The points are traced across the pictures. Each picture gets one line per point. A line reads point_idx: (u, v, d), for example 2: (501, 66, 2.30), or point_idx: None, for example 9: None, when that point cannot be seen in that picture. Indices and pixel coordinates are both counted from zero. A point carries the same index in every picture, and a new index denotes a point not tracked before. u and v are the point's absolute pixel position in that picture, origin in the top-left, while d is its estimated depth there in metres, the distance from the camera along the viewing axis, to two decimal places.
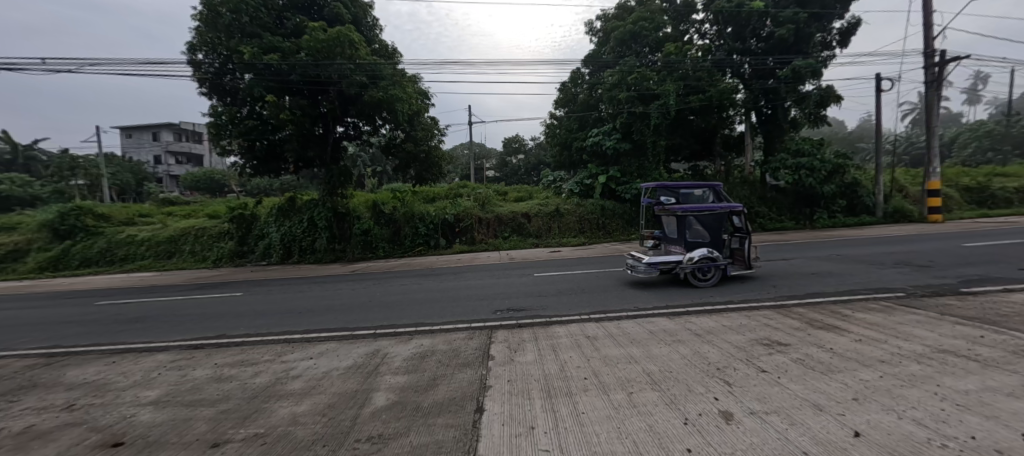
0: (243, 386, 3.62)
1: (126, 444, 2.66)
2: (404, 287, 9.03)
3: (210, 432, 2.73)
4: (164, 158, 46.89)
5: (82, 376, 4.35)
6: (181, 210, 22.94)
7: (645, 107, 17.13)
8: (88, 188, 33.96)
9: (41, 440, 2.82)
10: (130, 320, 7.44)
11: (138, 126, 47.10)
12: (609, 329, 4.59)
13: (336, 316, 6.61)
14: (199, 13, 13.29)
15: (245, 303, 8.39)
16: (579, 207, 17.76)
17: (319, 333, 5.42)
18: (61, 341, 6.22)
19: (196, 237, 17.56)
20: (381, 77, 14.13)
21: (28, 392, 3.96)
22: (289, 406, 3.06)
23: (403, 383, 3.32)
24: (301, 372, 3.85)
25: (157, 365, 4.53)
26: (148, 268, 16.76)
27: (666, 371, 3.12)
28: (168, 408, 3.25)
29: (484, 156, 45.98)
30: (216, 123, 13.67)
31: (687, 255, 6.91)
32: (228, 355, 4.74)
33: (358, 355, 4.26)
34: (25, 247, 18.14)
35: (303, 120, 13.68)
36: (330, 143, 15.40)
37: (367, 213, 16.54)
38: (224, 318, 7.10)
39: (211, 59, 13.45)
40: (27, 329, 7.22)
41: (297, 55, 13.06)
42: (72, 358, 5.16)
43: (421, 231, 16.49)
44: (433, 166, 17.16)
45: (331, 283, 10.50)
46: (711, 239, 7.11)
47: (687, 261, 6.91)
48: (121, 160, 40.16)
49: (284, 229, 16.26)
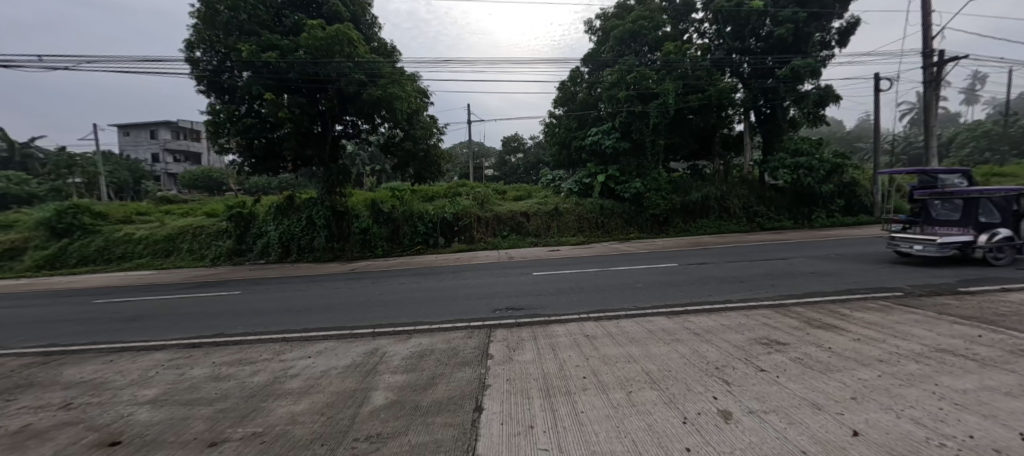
0: (241, 385, 3.62)
1: (123, 443, 2.65)
2: (403, 286, 9.02)
3: (208, 431, 2.72)
4: (162, 156, 46.76)
5: (79, 374, 4.34)
6: (179, 208, 22.89)
7: (644, 106, 17.13)
8: (85, 186, 33.90)
9: (37, 440, 2.80)
10: (129, 318, 7.42)
11: (136, 124, 46.95)
12: (607, 328, 4.59)
13: (335, 315, 6.59)
14: (197, 11, 13.22)
15: (243, 302, 8.37)
16: (578, 206, 17.75)
17: (317, 332, 5.41)
18: (59, 339, 6.20)
19: (194, 236, 17.52)
20: (379, 75, 14.12)
21: (26, 391, 3.95)
22: (288, 405, 3.05)
23: (402, 381, 3.32)
24: (299, 371, 3.84)
25: (156, 364, 4.51)
26: (146, 266, 16.69)
27: (665, 371, 3.11)
28: (166, 407, 3.24)
29: (482, 155, 45.98)
30: (215, 121, 13.65)
31: (985, 235, 7.92)
32: (226, 354, 4.73)
33: (357, 354, 4.25)
34: (22, 245, 18.07)
35: (302, 118, 13.63)
36: (329, 141, 15.38)
37: (366, 211, 16.50)
38: (222, 317, 7.08)
39: (209, 57, 13.38)
40: (24, 328, 7.19)
41: (296, 53, 12.99)
42: (69, 357, 5.14)
43: (420, 230, 16.47)
44: (432, 165, 17.13)
45: (330, 282, 10.48)
46: (999, 220, 8.11)
47: (984, 240, 7.88)
48: (118, 159, 40.08)
49: (283, 227, 16.23)
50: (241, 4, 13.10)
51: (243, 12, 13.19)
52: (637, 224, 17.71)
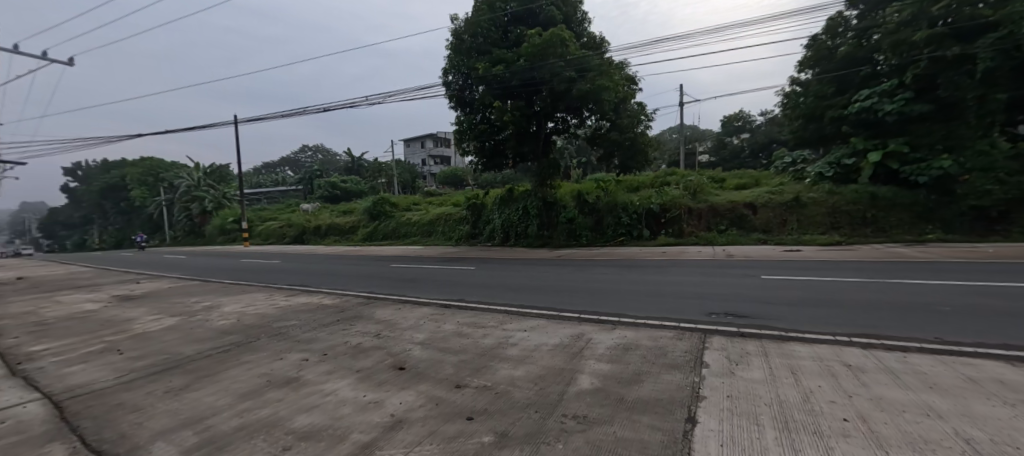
0: (475, 343, 4.40)
1: (405, 370, 3.63)
2: (607, 276, 9.08)
3: (454, 374, 3.43)
4: (428, 161, 61.97)
5: (384, 314, 6.22)
6: (436, 200, 29.69)
7: (962, 47, 11.81)
8: (386, 185, 48.27)
9: (364, 354, 4.17)
10: (409, 280, 10.15)
11: (413, 138, 63.39)
12: (884, 360, 3.40)
13: (547, 296, 7.23)
14: (451, 43, 16.56)
15: (477, 276, 10.20)
16: (830, 196, 13.95)
17: (533, 310, 6.03)
18: (375, 289, 9.06)
19: (445, 220, 22.46)
20: (588, 69, 14.73)
21: (358, 320, 5.96)
22: (509, 369, 3.52)
23: (606, 370, 3.33)
24: (517, 341, 4.37)
25: (424, 315, 6.01)
26: (417, 242, 22.38)
27: (1005, 445, 2.06)
28: (429, 349, 4.26)
29: (696, 140, 41.72)
30: (460, 130, 16.93)
31: None
32: (466, 316, 5.86)
33: (564, 335, 4.53)
34: (356, 225, 27.21)
35: (521, 119, 15.36)
36: (542, 138, 16.90)
37: (572, 202, 17.53)
38: (465, 286, 8.83)
39: (456, 78, 16.35)
40: (360, 279, 10.83)
41: (518, 62, 14.64)
42: (379, 301, 7.44)
43: (624, 221, 16.22)
44: (640, 153, 16.92)
45: (541, 266, 11.59)
46: None
47: None
48: (405, 164, 55.22)
49: (505, 216, 18.92)
50: (479, 29, 15.69)
51: (480, 36, 15.76)
52: (939, 220, 12.39)
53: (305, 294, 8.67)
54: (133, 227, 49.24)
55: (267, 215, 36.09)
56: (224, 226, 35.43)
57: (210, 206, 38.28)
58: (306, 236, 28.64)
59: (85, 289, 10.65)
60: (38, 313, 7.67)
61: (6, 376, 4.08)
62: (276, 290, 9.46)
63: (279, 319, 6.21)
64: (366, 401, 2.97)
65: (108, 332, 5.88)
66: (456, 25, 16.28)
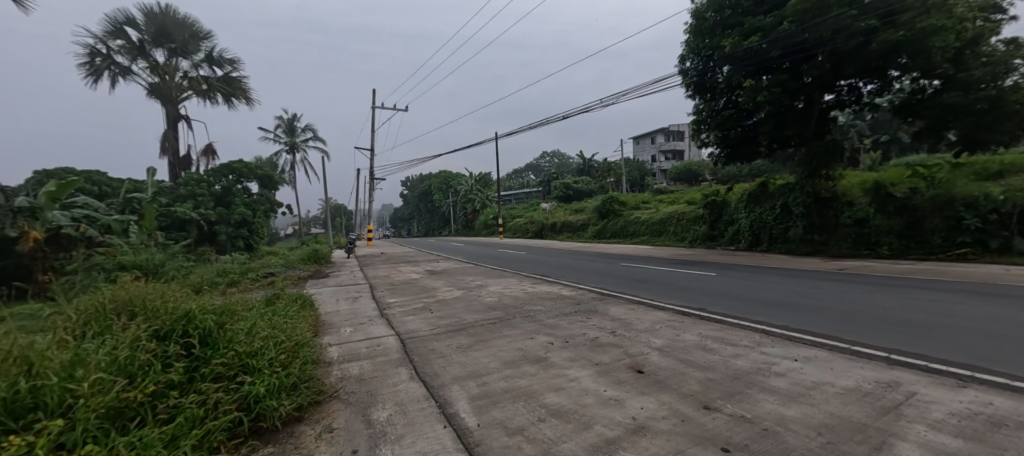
0: (726, 363, 3.81)
1: (646, 374, 3.49)
2: (934, 304, 6.27)
3: (703, 394, 3.05)
4: (659, 157, 59.30)
5: (618, 313, 6.25)
6: (669, 198, 28.00)
7: None
8: (615, 183, 49.16)
9: (602, 349, 4.27)
10: (644, 281, 9.89)
11: (644, 134, 61.92)
12: None
13: (828, 321, 5.58)
14: (690, 25, 15.05)
15: (721, 284, 8.96)
16: None
17: (807, 336, 4.75)
18: (608, 286, 9.28)
19: (677, 219, 20.86)
20: (901, 9, 10.52)
21: (594, 314, 6.21)
22: (776, 404, 2.86)
23: (953, 447, 2.24)
24: (785, 372, 3.53)
25: (661, 320, 5.70)
26: (646, 241, 21.73)
27: None
28: (669, 357, 3.98)
29: None
30: (697, 120, 15.39)
31: None
32: (710, 328, 5.18)
33: (863, 379, 3.34)
34: (587, 222, 28.78)
35: (783, 97, 12.59)
36: (815, 116, 13.52)
37: (864, 198, 13.23)
38: (707, 294, 7.91)
39: (695, 64, 14.81)
40: (593, 274, 11.39)
41: (779, 28, 11.79)
42: (613, 299, 7.54)
43: (965, 224, 10.85)
44: (1012, 117, 10.72)
45: (810, 279, 9.18)
46: None
47: None
48: (634, 161, 54.66)
49: (756, 215, 16.03)
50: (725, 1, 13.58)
51: (727, 8, 13.65)
52: None
53: (547, 283, 9.77)
54: (434, 221, 68.06)
55: (515, 213, 42.88)
56: (487, 221, 44.35)
57: (478, 205, 48.76)
58: (545, 231, 32.40)
59: (411, 264, 15.39)
60: (391, 277, 11.57)
61: (379, 315, 6.31)
62: (524, 277, 11.06)
63: (529, 303, 7.20)
64: (607, 397, 3.00)
65: (425, 296, 8.29)
66: (697, 4, 14.62)
